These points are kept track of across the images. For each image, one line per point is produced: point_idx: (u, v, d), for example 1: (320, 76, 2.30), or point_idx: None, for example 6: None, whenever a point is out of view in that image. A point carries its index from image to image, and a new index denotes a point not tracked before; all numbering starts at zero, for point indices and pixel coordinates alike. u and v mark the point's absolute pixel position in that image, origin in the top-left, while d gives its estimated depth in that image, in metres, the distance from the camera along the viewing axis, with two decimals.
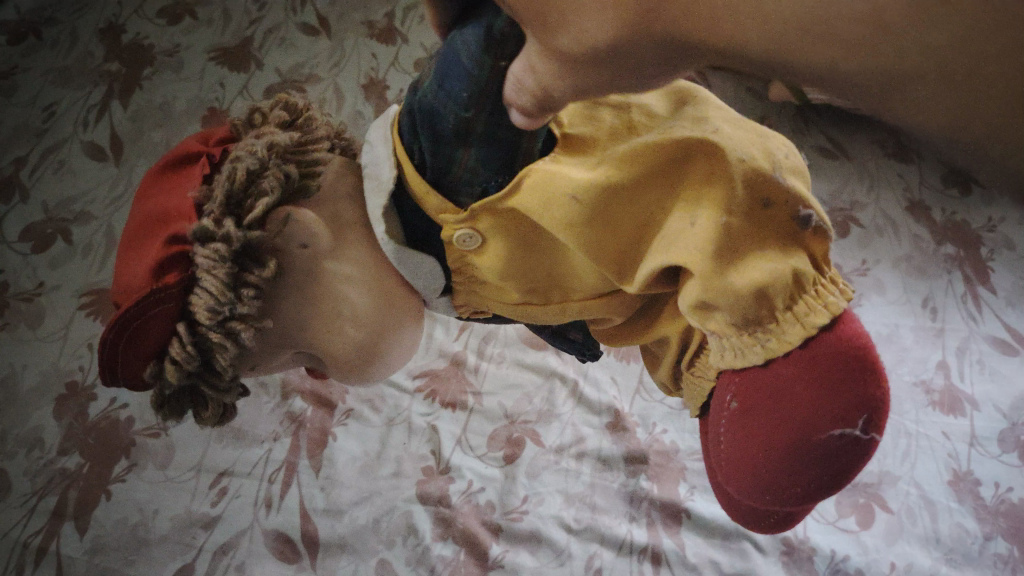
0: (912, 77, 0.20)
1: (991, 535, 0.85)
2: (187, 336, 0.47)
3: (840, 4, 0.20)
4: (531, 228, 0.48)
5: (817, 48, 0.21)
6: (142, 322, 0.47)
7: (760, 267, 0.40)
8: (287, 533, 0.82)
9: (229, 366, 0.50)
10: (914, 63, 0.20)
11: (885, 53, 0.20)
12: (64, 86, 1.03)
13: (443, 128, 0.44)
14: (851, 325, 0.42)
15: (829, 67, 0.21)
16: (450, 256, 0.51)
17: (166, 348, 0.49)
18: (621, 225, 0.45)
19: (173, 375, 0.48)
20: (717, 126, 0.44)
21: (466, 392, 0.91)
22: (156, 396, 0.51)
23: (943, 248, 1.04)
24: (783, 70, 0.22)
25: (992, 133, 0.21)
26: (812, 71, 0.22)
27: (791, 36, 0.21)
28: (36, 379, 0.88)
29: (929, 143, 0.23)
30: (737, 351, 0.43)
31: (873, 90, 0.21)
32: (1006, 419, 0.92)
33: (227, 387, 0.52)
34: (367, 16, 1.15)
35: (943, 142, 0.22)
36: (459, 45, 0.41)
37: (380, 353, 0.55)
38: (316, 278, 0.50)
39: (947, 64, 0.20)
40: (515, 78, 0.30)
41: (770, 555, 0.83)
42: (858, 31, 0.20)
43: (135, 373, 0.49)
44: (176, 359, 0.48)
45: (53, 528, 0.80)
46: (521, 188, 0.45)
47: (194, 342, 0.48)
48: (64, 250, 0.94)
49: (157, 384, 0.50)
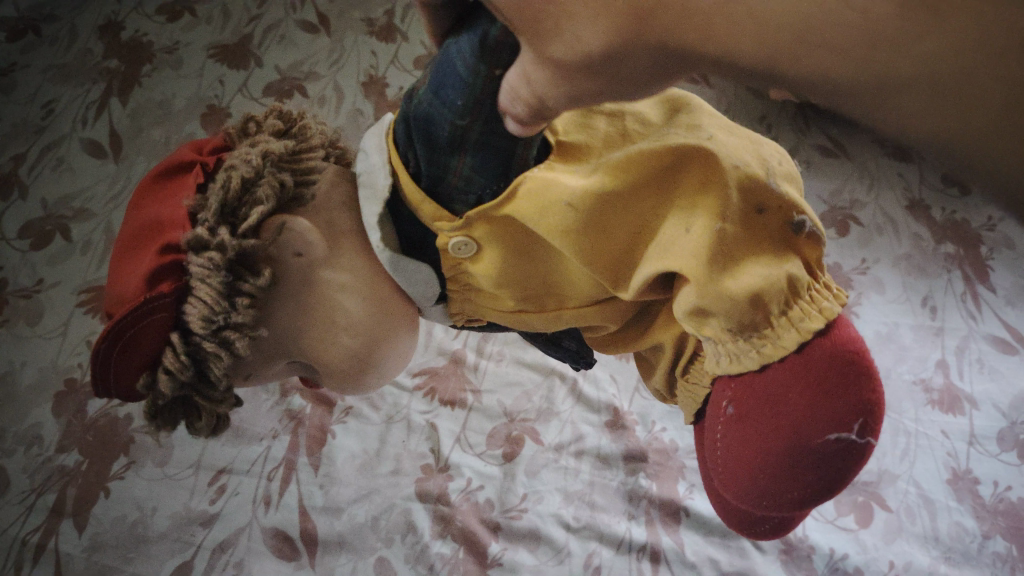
0: (889, 77, 0.23)
1: (990, 534, 0.85)
2: (181, 345, 0.47)
3: (822, 13, 0.23)
4: (526, 236, 0.48)
5: (803, 52, 0.24)
6: (137, 331, 0.47)
7: (754, 272, 0.40)
8: (286, 531, 0.82)
9: (223, 376, 0.50)
10: (891, 65, 0.23)
11: (865, 56, 0.23)
12: (63, 83, 1.03)
13: (438, 135, 0.44)
14: (845, 330, 0.42)
15: (813, 69, 0.24)
16: (444, 265, 0.51)
17: (160, 358, 0.49)
18: (618, 232, 0.45)
19: (167, 385, 0.48)
20: (711, 134, 0.44)
21: (465, 390, 0.91)
22: (149, 407, 0.51)
23: (943, 247, 1.04)
24: (771, 73, 0.25)
25: (962, 127, 0.23)
26: (798, 73, 0.24)
27: (780, 41, 0.24)
28: (35, 376, 0.87)
29: (903, 144, 0.25)
30: (732, 356, 0.43)
31: (853, 88, 0.24)
32: (1005, 418, 0.92)
33: (221, 398, 0.52)
34: (367, 14, 1.15)
35: (917, 139, 0.24)
36: (456, 53, 0.41)
37: (375, 362, 0.55)
38: (311, 287, 0.50)
39: (919, 65, 0.23)
40: (510, 86, 0.31)
41: (769, 553, 0.83)
42: (840, 35, 0.23)
43: (128, 383, 0.49)
44: (170, 368, 0.48)
45: (51, 525, 0.80)
46: (516, 194, 0.44)
47: (188, 352, 0.48)
48: (63, 247, 0.94)
49: (151, 394, 0.50)
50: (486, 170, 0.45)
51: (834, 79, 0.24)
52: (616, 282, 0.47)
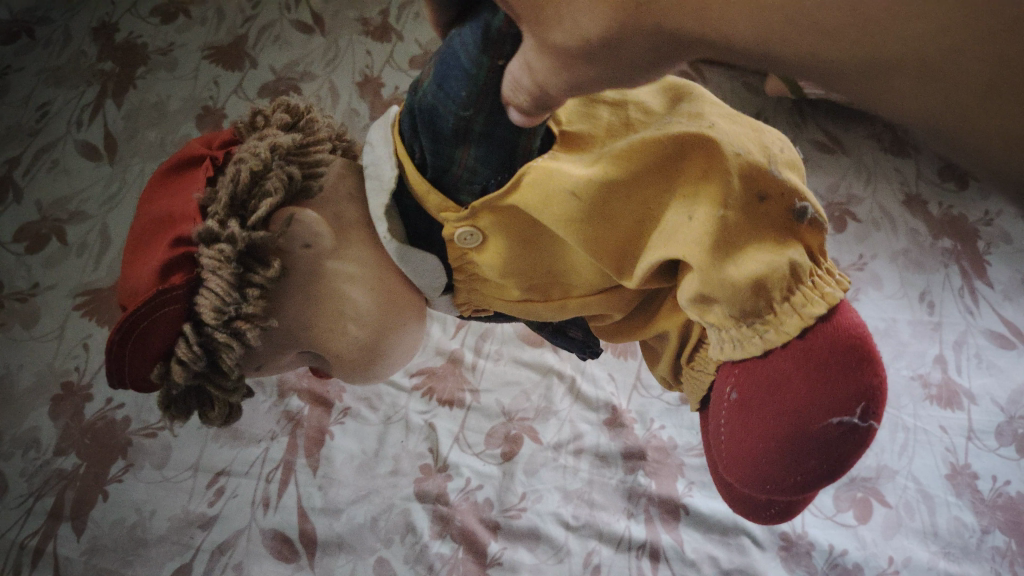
0: (889, 65, 0.23)
1: (989, 529, 0.85)
2: (193, 336, 0.47)
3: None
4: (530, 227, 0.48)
5: (801, 37, 0.23)
6: (149, 323, 0.46)
7: (756, 259, 0.40)
8: (285, 533, 0.82)
9: (236, 365, 0.50)
10: (890, 51, 0.22)
11: (864, 42, 0.23)
12: (57, 86, 1.03)
13: (442, 127, 0.44)
14: (847, 315, 0.42)
15: (810, 56, 0.24)
16: (450, 252, 0.51)
17: (172, 349, 0.48)
18: (621, 220, 0.44)
19: (179, 375, 0.48)
20: (713, 122, 0.43)
21: (463, 389, 0.91)
22: (164, 397, 0.51)
23: (941, 242, 1.04)
24: (770, 58, 0.25)
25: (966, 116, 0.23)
26: (795, 60, 0.24)
27: (777, 26, 0.24)
28: (32, 378, 0.87)
29: (909, 130, 0.25)
30: (736, 342, 0.43)
31: (854, 73, 0.23)
32: (1004, 413, 0.92)
33: (233, 387, 0.51)
34: (361, 13, 1.15)
35: (922, 127, 0.24)
36: (463, 44, 0.41)
37: (384, 353, 0.55)
38: (319, 278, 0.50)
39: (918, 51, 0.22)
40: (513, 77, 0.32)
41: (768, 550, 0.83)
42: (837, 21, 0.23)
43: (141, 376, 0.49)
44: (183, 359, 0.48)
45: (50, 529, 0.80)
46: (520, 184, 0.44)
47: (200, 342, 0.48)
48: (59, 249, 0.94)
49: (164, 385, 0.50)
50: (491, 162, 0.45)
51: (829, 62, 0.23)
52: (620, 271, 0.46)
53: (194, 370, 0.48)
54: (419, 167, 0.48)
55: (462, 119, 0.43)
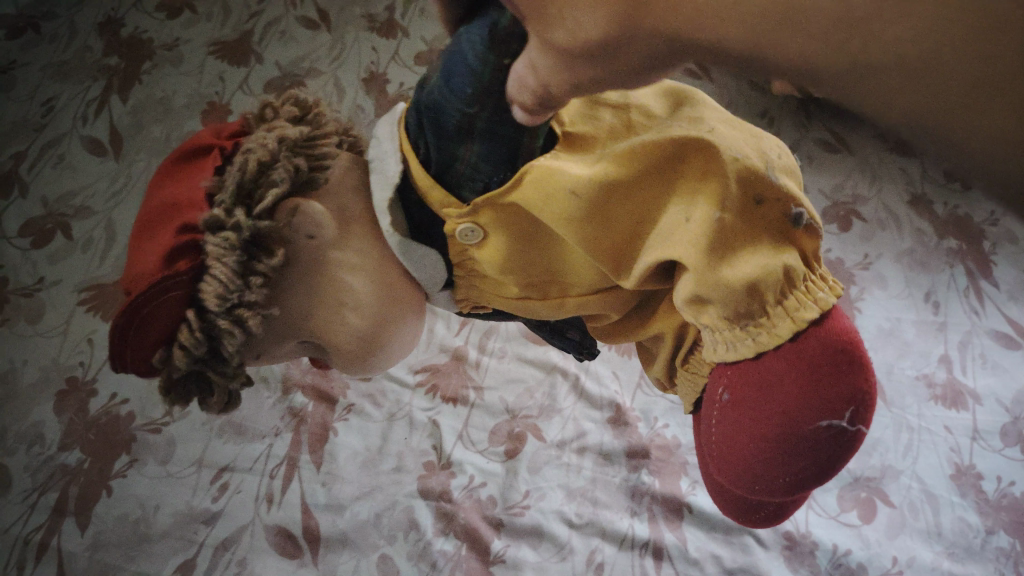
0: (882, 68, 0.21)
1: (993, 529, 0.85)
2: (195, 322, 0.47)
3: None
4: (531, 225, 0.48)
5: (789, 40, 0.21)
6: (152, 307, 0.46)
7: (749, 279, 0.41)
8: (288, 529, 0.82)
9: (236, 352, 0.49)
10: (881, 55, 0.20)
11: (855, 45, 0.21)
12: (62, 81, 1.03)
13: (447, 124, 0.44)
14: (840, 321, 0.42)
15: (800, 60, 0.22)
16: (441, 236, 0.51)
17: (174, 334, 0.48)
18: (615, 219, 0.44)
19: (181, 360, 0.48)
20: (712, 126, 0.43)
21: (467, 387, 0.91)
22: (165, 382, 0.50)
23: (947, 242, 1.03)
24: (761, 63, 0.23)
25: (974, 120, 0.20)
26: (786, 64, 0.22)
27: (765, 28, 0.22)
28: (37, 373, 0.87)
29: (917, 137, 0.22)
30: (727, 345, 0.43)
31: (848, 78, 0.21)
32: (1009, 413, 0.92)
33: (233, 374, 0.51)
34: (367, 9, 1.15)
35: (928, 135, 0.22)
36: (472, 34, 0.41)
37: (383, 345, 0.55)
38: (322, 268, 0.50)
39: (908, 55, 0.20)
40: (518, 76, 0.30)
41: (771, 550, 0.82)
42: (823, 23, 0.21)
43: (144, 358, 0.48)
44: (185, 345, 0.48)
45: (54, 524, 0.80)
46: (517, 181, 0.44)
47: (202, 329, 0.48)
48: (64, 245, 0.94)
49: (164, 370, 0.50)
50: (490, 157, 0.45)
51: (820, 68, 0.21)
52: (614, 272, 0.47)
53: (195, 355, 0.48)
54: (419, 158, 0.48)
55: (469, 110, 0.42)
